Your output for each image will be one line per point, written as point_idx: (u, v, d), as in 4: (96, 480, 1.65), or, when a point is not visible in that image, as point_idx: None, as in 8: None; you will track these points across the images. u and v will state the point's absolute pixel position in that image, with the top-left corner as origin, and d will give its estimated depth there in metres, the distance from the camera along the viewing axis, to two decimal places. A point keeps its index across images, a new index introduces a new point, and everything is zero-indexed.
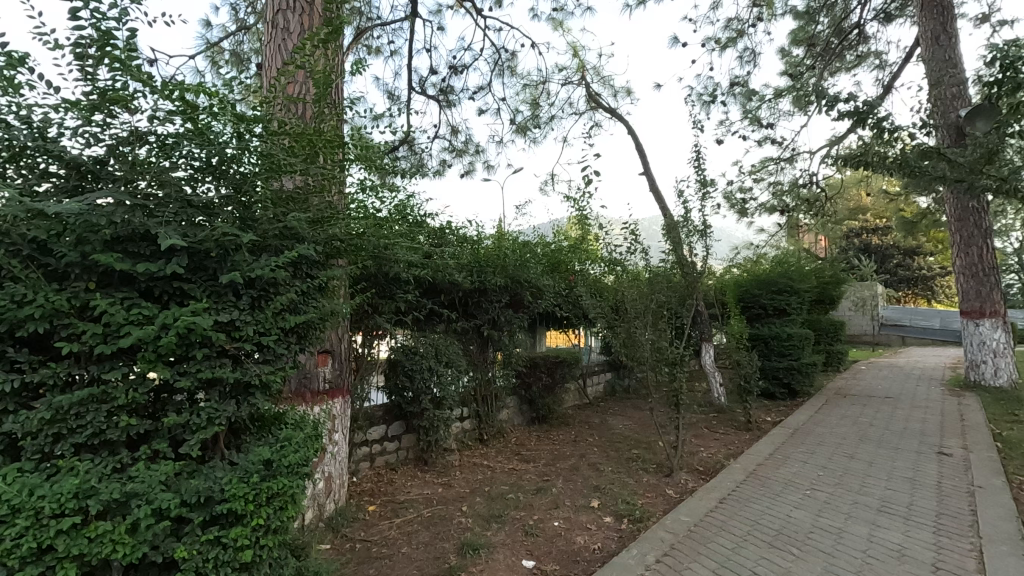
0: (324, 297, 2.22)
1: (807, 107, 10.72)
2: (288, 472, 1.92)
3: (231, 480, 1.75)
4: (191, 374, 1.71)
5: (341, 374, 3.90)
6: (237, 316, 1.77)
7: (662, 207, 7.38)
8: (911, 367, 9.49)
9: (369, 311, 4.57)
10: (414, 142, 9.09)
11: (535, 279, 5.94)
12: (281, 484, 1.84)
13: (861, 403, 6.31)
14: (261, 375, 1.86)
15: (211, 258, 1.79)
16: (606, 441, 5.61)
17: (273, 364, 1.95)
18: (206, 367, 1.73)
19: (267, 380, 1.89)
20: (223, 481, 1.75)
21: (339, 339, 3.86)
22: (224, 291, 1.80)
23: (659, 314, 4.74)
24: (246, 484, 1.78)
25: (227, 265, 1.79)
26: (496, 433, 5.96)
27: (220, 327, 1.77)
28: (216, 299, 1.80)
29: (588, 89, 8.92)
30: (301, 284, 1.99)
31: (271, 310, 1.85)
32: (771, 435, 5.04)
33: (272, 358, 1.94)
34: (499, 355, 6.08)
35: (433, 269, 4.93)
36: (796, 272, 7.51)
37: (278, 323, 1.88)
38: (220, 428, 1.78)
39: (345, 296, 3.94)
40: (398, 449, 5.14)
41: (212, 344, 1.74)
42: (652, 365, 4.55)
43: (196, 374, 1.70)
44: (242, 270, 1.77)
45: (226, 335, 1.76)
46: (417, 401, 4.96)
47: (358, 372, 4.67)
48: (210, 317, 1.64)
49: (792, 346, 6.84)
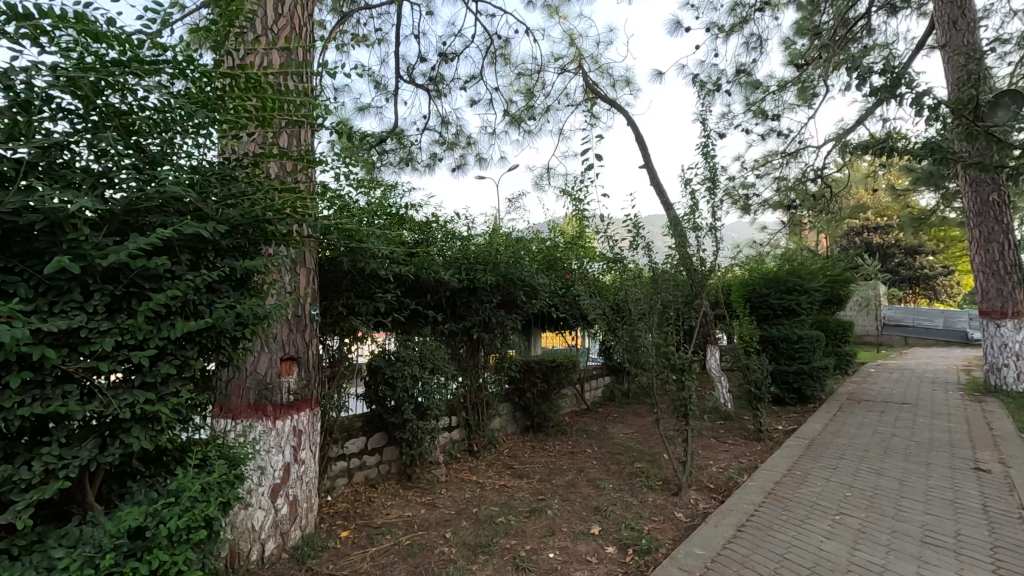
0: (242, 298, 1.95)
1: (811, 100, 10.32)
2: (175, 543, 1.82)
3: (73, 562, 1.59)
4: (14, 411, 1.46)
5: (310, 383, 3.47)
6: (87, 325, 1.55)
7: (664, 201, 6.96)
8: (924, 370, 9.08)
9: (345, 313, 4.13)
10: (402, 134, 8.67)
11: (531, 277, 5.52)
12: (159, 561, 1.74)
13: (879, 410, 5.90)
14: (132, 406, 1.65)
15: (42, 238, 1.55)
16: (605, 453, 5.20)
17: (155, 391, 1.74)
18: (40, 401, 1.51)
19: (140, 412, 1.67)
20: (61, 561, 1.59)
21: (307, 343, 3.44)
22: (65, 287, 1.56)
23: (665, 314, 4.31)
24: (94, 565, 1.63)
25: (61, 248, 1.55)
26: (487, 443, 5.53)
27: (63, 340, 1.54)
28: (53, 295, 1.56)
29: (585, 78, 8.48)
30: (193, 277, 1.75)
31: (141, 315, 1.63)
32: (788, 447, 4.61)
33: (153, 385, 1.73)
34: (490, 359, 5.65)
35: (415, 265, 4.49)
36: (805, 270, 7.11)
37: (159, 335, 1.69)
38: (61, 482, 1.57)
39: (312, 297, 3.49)
40: (380, 463, 4.72)
41: (47, 367, 1.51)
42: (659, 372, 4.12)
43: (20, 412, 1.46)
44: (88, 257, 1.54)
45: (66, 350, 1.53)
46: (400, 411, 4.53)
47: (333, 380, 4.24)
48: (30, 328, 1.40)
49: (803, 349, 6.45)
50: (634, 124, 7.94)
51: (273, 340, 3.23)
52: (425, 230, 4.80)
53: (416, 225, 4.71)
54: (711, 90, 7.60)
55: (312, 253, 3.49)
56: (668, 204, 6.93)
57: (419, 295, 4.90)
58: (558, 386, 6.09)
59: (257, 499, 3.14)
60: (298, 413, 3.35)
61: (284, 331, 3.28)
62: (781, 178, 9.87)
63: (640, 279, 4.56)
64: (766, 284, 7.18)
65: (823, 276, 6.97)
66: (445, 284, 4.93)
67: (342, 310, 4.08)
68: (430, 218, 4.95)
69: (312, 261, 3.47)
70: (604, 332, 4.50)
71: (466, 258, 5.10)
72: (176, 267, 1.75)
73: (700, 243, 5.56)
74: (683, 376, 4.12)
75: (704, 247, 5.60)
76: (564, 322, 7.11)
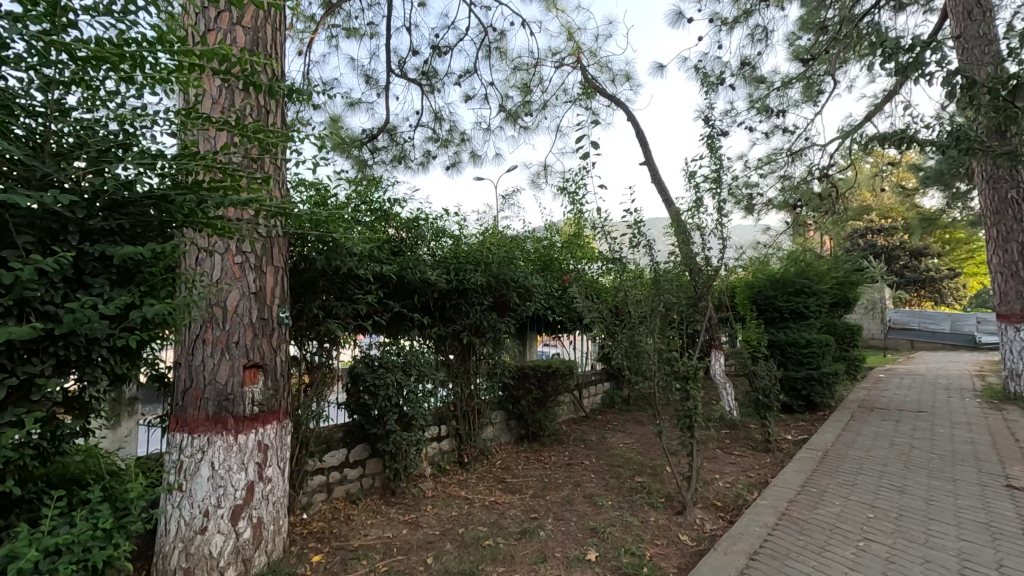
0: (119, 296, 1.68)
1: (816, 97, 10.03)
2: None
3: None
4: None
5: (278, 393, 3.15)
6: None
7: (665, 199, 6.66)
8: (936, 375, 8.76)
9: (321, 316, 3.82)
10: (396, 131, 8.40)
11: (524, 277, 5.20)
12: None
13: (893, 418, 5.59)
14: None
15: None
16: (603, 465, 4.88)
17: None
18: None
19: None
20: None
21: (275, 349, 3.12)
22: None
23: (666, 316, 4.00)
24: None
25: None
26: (478, 454, 5.23)
27: None
28: None
29: (583, 73, 8.20)
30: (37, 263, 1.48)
31: None
32: (799, 459, 4.29)
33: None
34: (482, 365, 5.35)
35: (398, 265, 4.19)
36: (813, 272, 6.80)
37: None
38: None
39: (280, 298, 3.18)
40: (362, 476, 4.41)
41: None
42: (660, 380, 3.82)
43: None
44: None
45: None
46: (381, 421, 4.19)
47: (309, 388, 3.94)
48: None
49: (812, 354, 6.14)
50: (634, 120, 7.64)
51: (235, 346, 2.93)
52: (411, 228, 4.49)
53: (402, 223, 4.40)
54: (715, 85, 7.30)
55: (279, 252, 3.19)
56: (670, 203, 6.63)
57: (404, 296, 4.57)
58: (554, 393, 5.78)
59: (215, 523, 2.83)
60: (264, 426, 3.03)
61: (248, 336, 2.98)
62: (786, 177, 9.58)
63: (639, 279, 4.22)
64: (773, 286, 6.87)
65: (832, 277, 6.66)
66: (432, 285, 4.61)
67: (317, 312, 3.77)
68: (417, 215, 4.64)
69: (280, 259, 3.17)
70: (601, 337, 4.18)
71: (454, 258, 4.80)
72: (12, 254, 1.50)
73: (707, 239, 5.24)
74: (688, 385, 3.80)
75: (711, 243, 5.27)
76: (561, 325, 6.80)
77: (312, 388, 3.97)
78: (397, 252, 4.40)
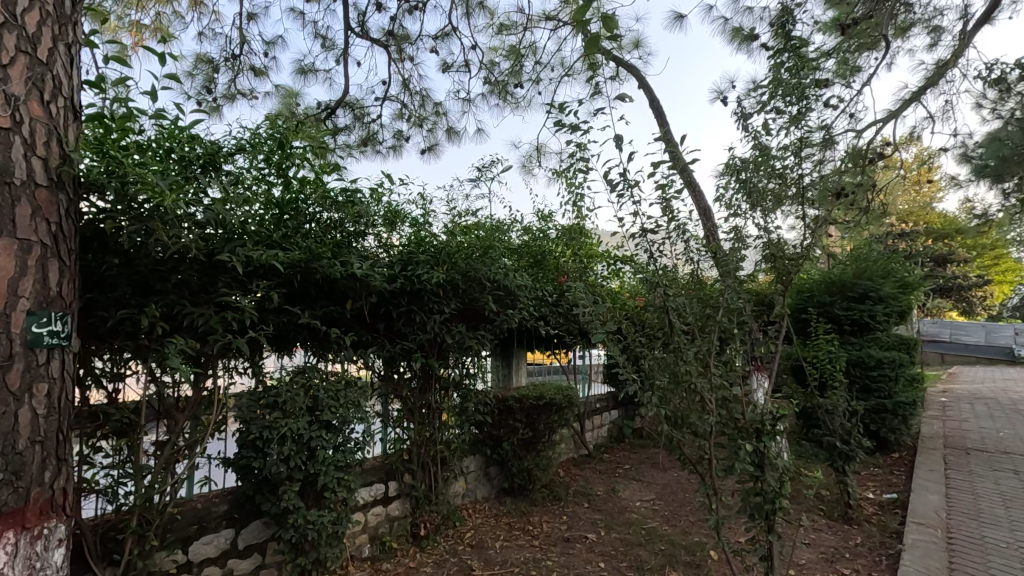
0: None
1: (853, 74, 8.62)
2: None
3: None
4: None
5: (26, 478, 1.69)
6: None
7: (690, 179, 5.24)
8: (1011, 399, 7.26)
9: (170, 333, 2.43)
10: (360, 108, 7.02)
11: (507, 276, 3.74)
12: None
13: (1008, 467, 4.14)
14: None
15: None
16: (618, 543, 3.43)
17: None
18: None
19: None
20: None
21: (13, 395, 1.65)
22: None
23: (730, 327, 2.47)
24: None
25: None
26: (442, 522, 3.79)
27: None
28: None
29: (585, 34, 6.82)
30: None
31: None
32: (918, 548, 2.83)
33: None
34: (447, 399, 3.91)
35: (305, 257, 2.78)
36: (877, 271, 5.36)
37: None
38: None
39: (32, 298, 1.72)
40: (259, 571, 2.96)
41: None
42: (715, 437, 2.38)
43: None
44: None
45: None
46: (276, 490, 2.71)
47: (164, 443, 2.59)
48: None
49: (883, 378, 4.72)
50: (648, 88, 6.24)
51: None
52: (338, 205, 3.06)
53: (325, 194, 2.97)
54: (745, 44, 5.95)
55: (38, 216, 1.75)
56: (695, 185, 5.23)
57: (326, 300, 3.13)
58: (548, 432, 4.31)
59: None
60: None
61: None
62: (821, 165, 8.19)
63: (683, 266, 2.67)
64: (826, 288, 5.52)
65: (903, 279, 5.23)
66: (369, 286, 3.18)
67: (157, 325, 2.34)
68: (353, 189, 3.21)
69: (29, 226, 1.71)
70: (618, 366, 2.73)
71: (403, 249, 3.39)
72: None
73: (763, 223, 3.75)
74: (764, 445, 2.28)
75: (769, 229, 3.78)
76: (558, 339, 5.38)
77: (168, 437, 2.59)
78: (313, 234, 2.95)
